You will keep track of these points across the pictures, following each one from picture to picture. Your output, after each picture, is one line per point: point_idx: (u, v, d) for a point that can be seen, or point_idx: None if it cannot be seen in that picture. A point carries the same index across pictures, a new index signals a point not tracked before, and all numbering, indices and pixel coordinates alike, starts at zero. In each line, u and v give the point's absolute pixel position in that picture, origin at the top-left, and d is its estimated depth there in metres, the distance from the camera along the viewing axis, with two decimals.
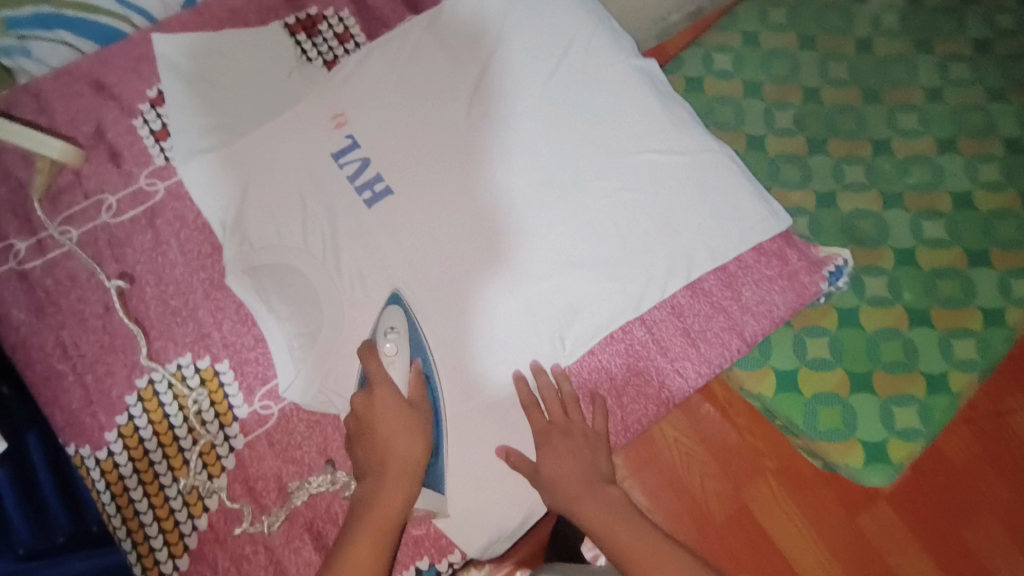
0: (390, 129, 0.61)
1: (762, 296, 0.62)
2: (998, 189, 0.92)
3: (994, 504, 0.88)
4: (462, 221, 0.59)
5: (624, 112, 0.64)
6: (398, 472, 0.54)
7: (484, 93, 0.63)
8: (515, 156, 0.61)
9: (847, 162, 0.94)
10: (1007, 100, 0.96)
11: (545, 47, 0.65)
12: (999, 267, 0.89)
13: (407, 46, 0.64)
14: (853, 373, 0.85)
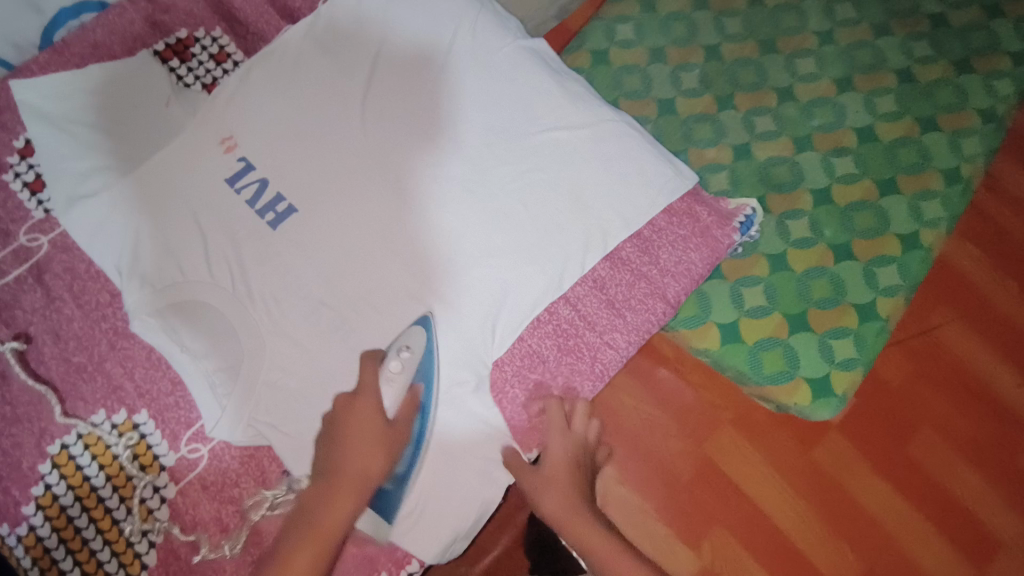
0: (286, 145, 0.59)
1: (679, 257, 0.64)
2: (895, 118, 0.98)
3: (933, 417, 0.93)
4: (379, 227, 0.59)
5: (519, 95, 0.64)
6: (351, 488, 0.53)
7: (376, 96, 0.62)
8: (417, 155, 0.61)
9: (755, 114, 0.99)
10: (892, 33, 1.02)
11: (429, 39, 0.63)
12: (907, 193, 0.94)
13: (287, 55, 0.62)
14: (790, 316, 0.89)
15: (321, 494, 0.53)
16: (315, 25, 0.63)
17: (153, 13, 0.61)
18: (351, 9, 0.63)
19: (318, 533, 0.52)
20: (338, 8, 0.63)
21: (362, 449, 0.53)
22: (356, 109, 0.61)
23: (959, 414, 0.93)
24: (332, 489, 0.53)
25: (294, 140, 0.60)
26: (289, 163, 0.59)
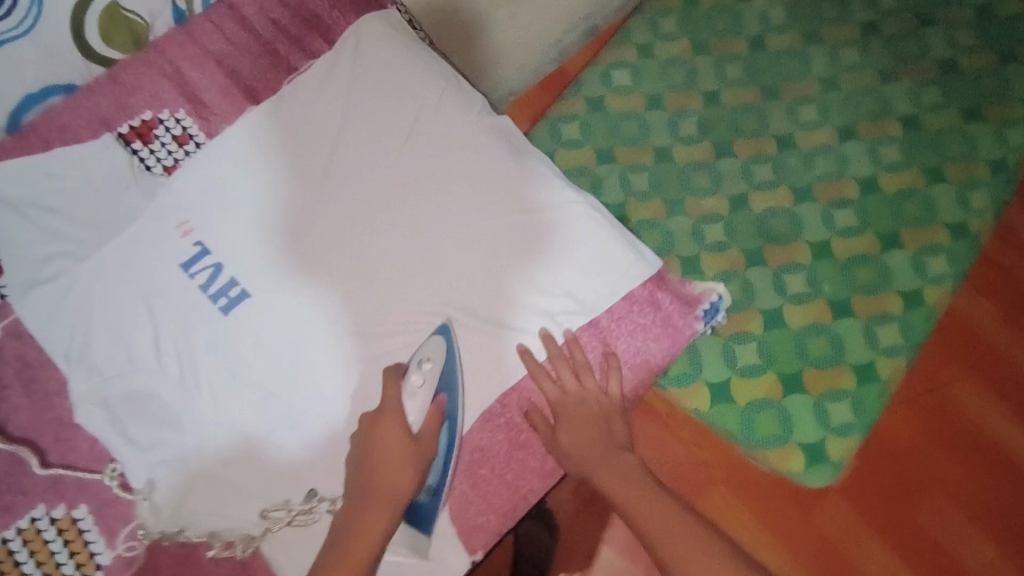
0: (244, 230, 0.60)
1: (638, 347, 0.62)
2: (899, 169, 0.95)
3: (944, 483, 0.88)
4: (344, 311, 0.59)
5: (479, 175, 0.63)
6: (381, 505, 0.53)
7: (333, 178, 0.62)
8: (374, 238, 0.61)
9: (755, 162, 0.96)
10: (898, 80, 0.99)
11: (391, 119, 0.63)
12: (911, 247, 0.91)
13: (248, 137, 0.61)
14: (784, 377, 0.86)
15: (353, 513, 0.54)
16: (281, 104, 0.62)
17: (120, 96, 0.61)
18: (315, 88, 0.63)
19: (353, 554, 0.52)
20: (301, 86, 0.63)
21: (388, 468, 0.54)
22: (317, 191, 0.61)
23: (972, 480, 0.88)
24: (362, 506, 0.54)
25: (313, 185, 0.61)
26: (241, 252, 0.59)
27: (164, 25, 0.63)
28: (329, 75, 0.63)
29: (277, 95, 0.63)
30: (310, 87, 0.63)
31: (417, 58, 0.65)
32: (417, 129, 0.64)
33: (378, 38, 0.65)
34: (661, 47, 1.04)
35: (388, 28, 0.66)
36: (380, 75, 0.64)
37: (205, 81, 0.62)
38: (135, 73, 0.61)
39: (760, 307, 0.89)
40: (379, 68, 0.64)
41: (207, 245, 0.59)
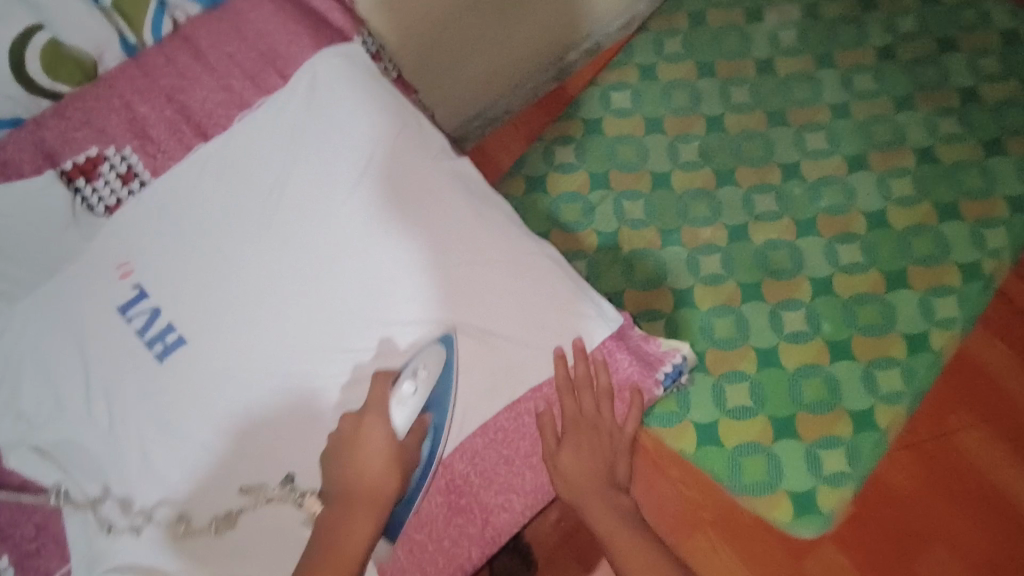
0: (226, 262, 0.69)
1: (590, 411, 0.70)
2: (837, 213, 1.16)
3: (945, 535, 1.06)
4: (289, 345, 0.67)
5: (431, 216, 0.68)
6: (367, 509, 0.59)
7: (284, 221, 0.69)
8: (329, 279, 0.68)
9: (754, 192, 1.18)
10: (840, 146, 1.21)
11: (352, 161, 0.69)
12: (918, 288, 1.10)
13: (231, 175, 0.70)
14: (775, 419, 1.03)
15: (340, 514, 0.59)
16: (238, 137, 0.71)
17: (68, 130, 0.70)
18: (275, 131, 0.71)
19: (339, 553, 0.57)
20: (250, 128, 0.71)
21: (377, 468, 0.60)
22: (288, 225, 0.69)
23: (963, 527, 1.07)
24: (349, 509, 0.59)
25: (260, 228, 0.69)
26: (203, 293, 0.68)
27: (114, 57, 0.74)
28: (286, 115, 0.71)
29: (226, 133, 0.71)
30: (282, 127, 0.71)
31: (377, 99, 0.71)
32: (372, 158, 0.69)
33: (336, 76, 0.71)
34: (646, 108, 1.25)
35: (348, 65, 0.72)
36: (339, 114, 0.70)
37: (153, 117, 0.72)
38: (84, 107, 0.71)
39: (754, 345, 1.08)
40: (336, 114, 0.70)
41: (190, 275, 0.69)
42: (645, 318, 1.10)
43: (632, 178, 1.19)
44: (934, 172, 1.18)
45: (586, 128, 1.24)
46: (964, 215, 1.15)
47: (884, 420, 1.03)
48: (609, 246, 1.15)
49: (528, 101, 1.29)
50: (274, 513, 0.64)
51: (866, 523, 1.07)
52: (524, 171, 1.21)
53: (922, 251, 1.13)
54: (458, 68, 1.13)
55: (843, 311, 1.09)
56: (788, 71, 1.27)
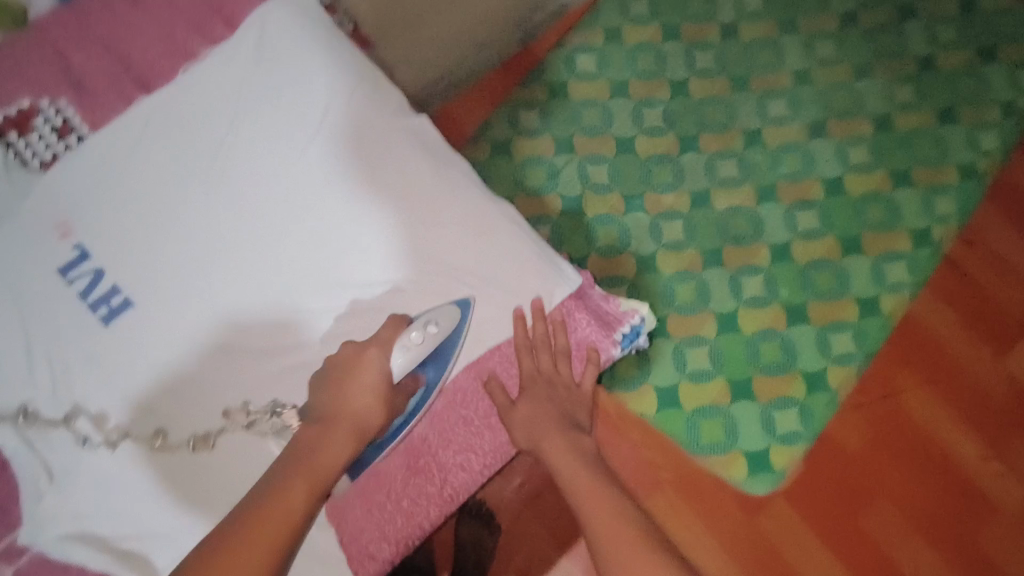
0: (182, 211, 0.71)
1: (546, 370, 0.73)
2: (797, 179, 1.18)
3: (887, 489, 1.13)
4: (241, 295, 0.69)
5: (380, 169, 0.70)
6: (348, 429, 0.63)
7: (233, 177, 0.71)
8: (279, 233, 0.70)
9: (719, 157, 1.19)
10: (801, 113, 1.22)
11: (297, 118, 0.71)
12: (870, 254, 1.14)
13: (186, 126, 0.72)
14: (732, 381, 1.07)
15: (320, 433, 0.63)
16: (191, 88, 0.73)
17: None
18: (220, 88, 0.72)
19: (316, 465, 0.61)
20: (196, 82, 0.73)
21: (363, 393, 0.65)
22: (243, 176, 0.71)
23: (906, 485, 1.13)
24: (330, 427, 0.63)
25: (209, 185, 0.71)
26: (156, 241, 0.70)
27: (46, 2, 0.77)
28: (233, 72, 0.73)
29: (171, 87, 0.73)
30: (228, 82, 0.72)
31: (321, 50, 0.73)
32: (318, 113, 0.71)
33: (290, 31, 0.73)
34: (612, 72, 1.24)
35: (302, 19, 0.74)
36: (292, 67, 0.72)
37: (91, 68, 0.74)
38: (18, 55, 0.73)
39: (714, 310, 1.10)
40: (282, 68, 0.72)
41: (144, 222, 0.71)
42: (608, 283, 1.11)
43: (597, 143, 1.19)
44: (890, 140, 1.21)
45: (551, 92, 1.22)
46: (916, 181, 1.18)
47: (834, 381, 1.07)
48: (573, 211, 1.15)
49: (494, 62, 1.25)
50: (252, 437, 0.68)
51: (814, 479, 1.12)
52: (489, 136, 1.19)
53: (875, 217, 1.16)
54: (419, 29, 1.07)
55: (800, 276, 1.12)
56: (753, 37, 1.27)
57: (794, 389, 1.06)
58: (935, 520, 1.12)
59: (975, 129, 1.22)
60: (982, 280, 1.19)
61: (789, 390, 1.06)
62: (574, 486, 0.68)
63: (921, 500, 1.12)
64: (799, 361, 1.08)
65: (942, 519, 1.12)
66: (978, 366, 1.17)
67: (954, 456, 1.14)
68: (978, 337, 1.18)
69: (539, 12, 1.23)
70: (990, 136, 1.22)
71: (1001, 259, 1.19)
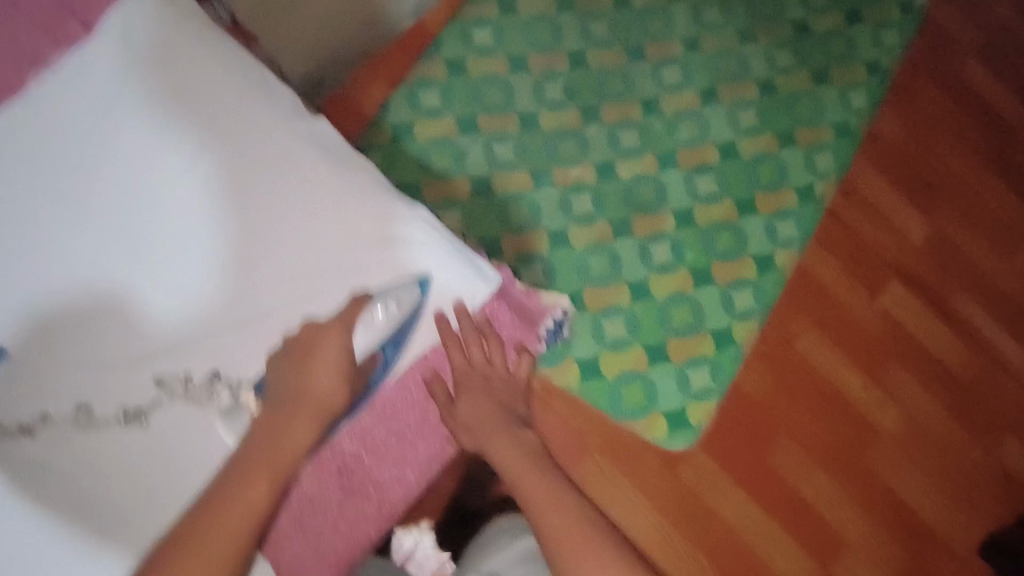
0: (27, 232, 0.58)
1: (477, 376, 0.73)
2: (694, 145, 1.23)
3: (789, 427, 1.23)
4: (117, 320, 0.58)
5: (269, 162, 0.63)
6: (311, 414, 0.61)
7: (90, 186, 0.59)
8: (156, 244, 0.60)
9: (620, 128, 1.21)
10: (694, 79, 1.26)
11: (163, 110, 0.61)
12: (765, 213, 1.21)
13: (34, 129, 0.59)
14: (649, 347, 1.11)
15: (278, 425, 0.60)
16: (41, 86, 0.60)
17: None
18: (59, 83, 0.60)
19: (278, 454, 0.59)
20: (30, 82, 0.61)
21: (327, 378, 0.61)
22: (119, 188, 0.60)
23: (805, 421, 1.24)
24: (292, 412, 0.61)
25: (59, 198, 0.59)
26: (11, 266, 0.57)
27: None
28: (74, 63, 0.61)
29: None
30: (69, 75, 0.61)
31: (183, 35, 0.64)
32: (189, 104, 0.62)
33: (162, 23, 0.64)
34: (510, 45, 1.22)
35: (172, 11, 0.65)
36: (172, 60, 0.63)
37: None
38: None
39: (626, 280, 1.13)
40: (139, 53, 0.62)
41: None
42: (523, 263, 1.11)
43: (500, 121, 1.17)
44: (775, 102, 1.28)
45: (449, 68, 1.18)
46: (799, 141, 1.26)
47: (738, 335, 1.14)
48: (482, 193, 1.13)
49: (383, 37, 1.20)
50: (198, 413, 0.59)
51: (727, 426, 1.20)
52: (390, 118, 1.14)
53: (766, 176, 1.23)
54: (297, 9, 1.01)
55: (702, 238, 1.18)
56: (644, 5, 1.29)
57: (705, 348, 1.12)
58: (829, 449, 1.24)
59: (846, 88, 1.31)
60: (858, 229, 1.31)
61: (701, 350, 1.12)
62: (516, 473, 0.71)
63: (817, 433, 1.24)
64: (708, 321, 1.14)
65: (835, 448, 1.24)
66: (858, 305, 1.29)
67: (842, 389, 1.26)
68: (858, 279, 1.30)
69: None
70: (859, 95, 1.31)
71: (869, 203, 1.32)
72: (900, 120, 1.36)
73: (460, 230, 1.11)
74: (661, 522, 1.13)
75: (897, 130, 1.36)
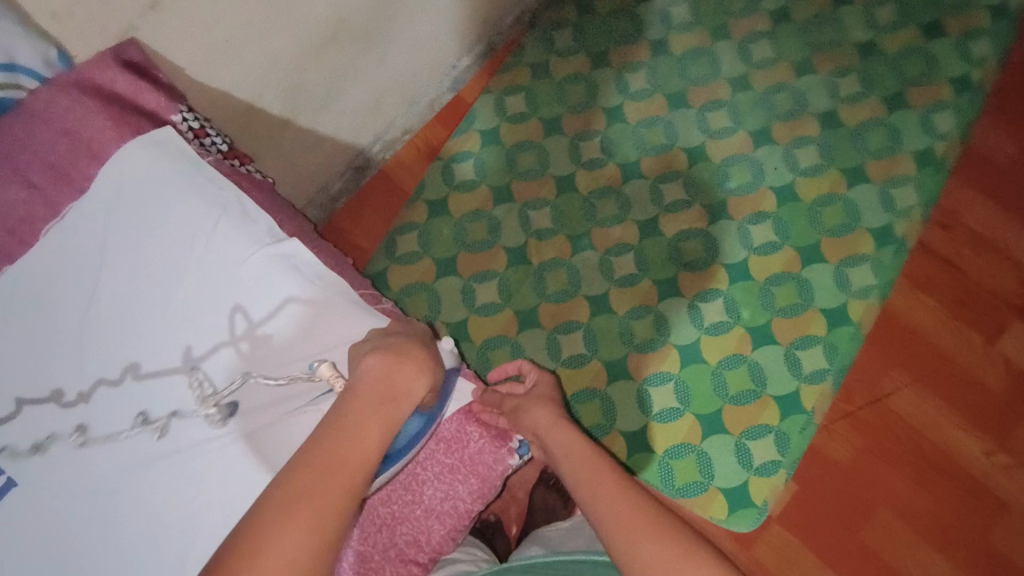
0: (49, 387, 0.62)
1: (445, 492, 0.64)
2: (748, 191, 1.14)
3: (892, 500, 1.02)
4: (114, 469, 0.60)
5: (241, 294, 0.65)
6: (420, 358, 0.59)
7: (92, 343, 0.64)
8: (147, 393, 0.62)
9: (663, 181, 1.16)
10: (745, 121, 1.18)
11: (149, 261, 0.65)
12: (833, 261, 1.10)
13: (43, 300, 0.64)
14: (703, 416, 1.03)
15: (391, 361, 0.57)
16: (50, 256, 0.64)
17: None
18: (68, 242, 0.65)
19: (397, 390, 0.55)
20: (42, 241, 0.65)
21: (414, 342, 0.60)
22: (118, 351, 0.63)
23: (914, 497, 1.02)
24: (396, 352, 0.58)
25: (70, 355, 0.63)
26: (29, 433, 0.61)
27: None
28: (79, 224, 0.65)
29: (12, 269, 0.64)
30: (81, 239, 0.65)
31: (162, 174, 0.66)
32: (175, 252, 0.65)
33: (145, 164, 0.66)
34: (544, 108, 1.22)
35: (160, 154, 0.67)
36: (158, 207, 0.66)
37: None
38: None
39: (676, 343, 1.06)
40: (128, 204, 0.66)
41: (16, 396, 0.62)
42: (564, 330, 1.08)
43: (537, 186, 1.17)
44: (839, 136, 1.16)
45: (483, 140, 1.20)
46: (870, 177, 1.14)
47: (809, 401, 1.03)
48: (519, 261, 1.12)
49: (425, 115, 1.23)
50: (193, 497, 0.59)
51: (804, 502, 1.02)
52: (424, 195, 1.18)
53: (832, 220, 1.12)
54: (336, 101, 1.02)
55: (759, 295, 1.08)
56: (685, 49, 1.24)
57: (768, 416, 1.03)
58: (945, 530, 1.00)
59: (927, 111, 1.17)
60: (963, 266, 1.11)
61: (764, 418, 1.03)
62: (597, 485, 0.59)
63: (927, 507, 1.01)
64: (771, 385, 1.04)
65: (949, 528, 1.00)
66: (969, 355, 1.07)
67: (956, 454, 1.03)
68: (965, 325, 1.09)
69: (463, 57, 1.22)
70: (945, 117, 1.16)
71: (974, 234, 1.12)
72: (1008, 136, 1.16)
73: (496, 301, 1.10)
74: (766, 563, 0.99)
75: (1005, 147, 1.16)
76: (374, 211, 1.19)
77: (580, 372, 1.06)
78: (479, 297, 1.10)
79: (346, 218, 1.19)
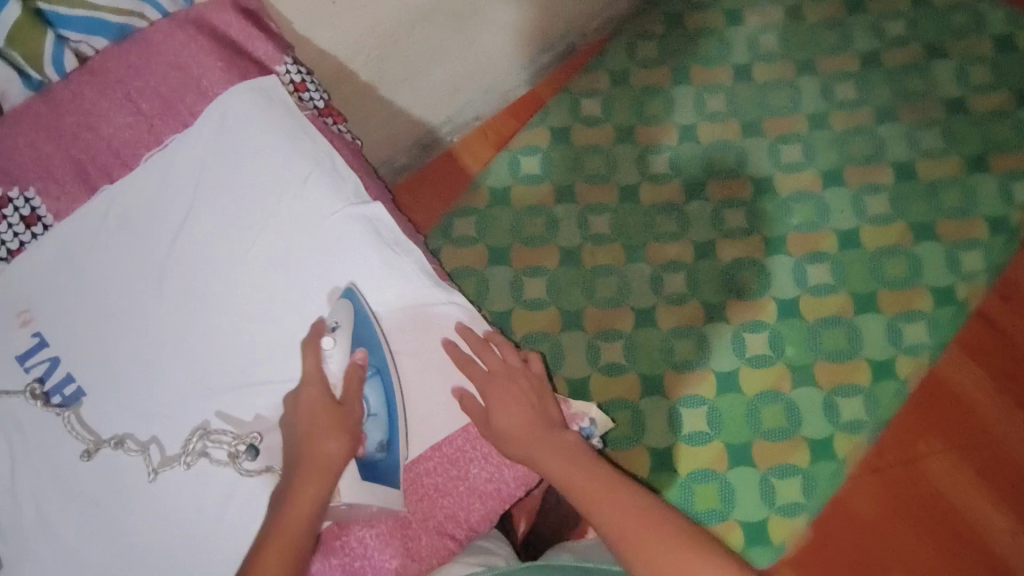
0: (127, 307, 0.65)
1: (489, 474, 0.64)
2: (811, 229, 1.13)
3: (907, 563, 1.00)
4: (180, 395, 0.63)
5: (318, 248, 0.66)
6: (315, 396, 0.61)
7: (174, 270, 0.66)
8: (219, 327, 0.65)
9: (727, 206, 1.15)
10: (817, 159, 1.17)
11: (238, 201, 0.67)
12: (887, 312, 1.08)
13: (133, 222, 0.67)
14: (730, 445, 1.02)
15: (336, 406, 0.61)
16: (145, 177, 0.67)
17: None
18: (164, 171, 0.67)
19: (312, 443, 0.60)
20: (142, 166, 0.67)
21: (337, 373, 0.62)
22: (197, 282, 0.66)
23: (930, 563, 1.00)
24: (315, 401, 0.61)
25: (155, 278, 0.66)
26: (111, 352, 0.64)
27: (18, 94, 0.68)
28: (179, 156, 0.67)
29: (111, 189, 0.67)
30: (180, 165, 0.67)
31: (261, 120, 0.68)
32: (263, 197, 0.67)
33: (249, 108, 0.68)
34: (618, 115, 1.22)
35: (260, 100, 0.68)
36: (252, 151, 0.67)
37: (58, 157, 0.67)
38: None
39: (715, 368, 1.06)
40: (226, 143, 0.67)
41: (101, 309, 0.65)
42: (604, 337, 1.08)
43: (599, 192, 1.17)
44: (913, 189, 1.14)
45: (553, 137, 1.21)
46: (939, 235, 1.12)
47: (841, 449, 1.02)
48: (570, 263, 1.12)
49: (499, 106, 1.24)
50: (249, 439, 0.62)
51: (818, 550, 1.01)
52: (488, 182, 1.18)
53: (892, 273, 1.10)
54: (419, 76, 1.03)
55: (807, 334, 1.07)
56: (769, 78, 1.23)
57: (797, 457, 1.02)
58: None
59: (1008, 178, 1.14)
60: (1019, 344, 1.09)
61: (792, 458, 1.02)
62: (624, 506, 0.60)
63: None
64: (807, 427, 1.03)
65: None
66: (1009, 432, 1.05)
67: (980, 529, 1.01)
68: (1011, 401, 1.06)
69: (545, 53, 1.23)
70: None
71: None
72: None
73: (543, 298, 1.10)
74: None
75: None
76: (434, 194, 1.21)
77: (615, 382, 1.06)
78: (527, 292, 1.11)
79: (406, 193, 1.21)
